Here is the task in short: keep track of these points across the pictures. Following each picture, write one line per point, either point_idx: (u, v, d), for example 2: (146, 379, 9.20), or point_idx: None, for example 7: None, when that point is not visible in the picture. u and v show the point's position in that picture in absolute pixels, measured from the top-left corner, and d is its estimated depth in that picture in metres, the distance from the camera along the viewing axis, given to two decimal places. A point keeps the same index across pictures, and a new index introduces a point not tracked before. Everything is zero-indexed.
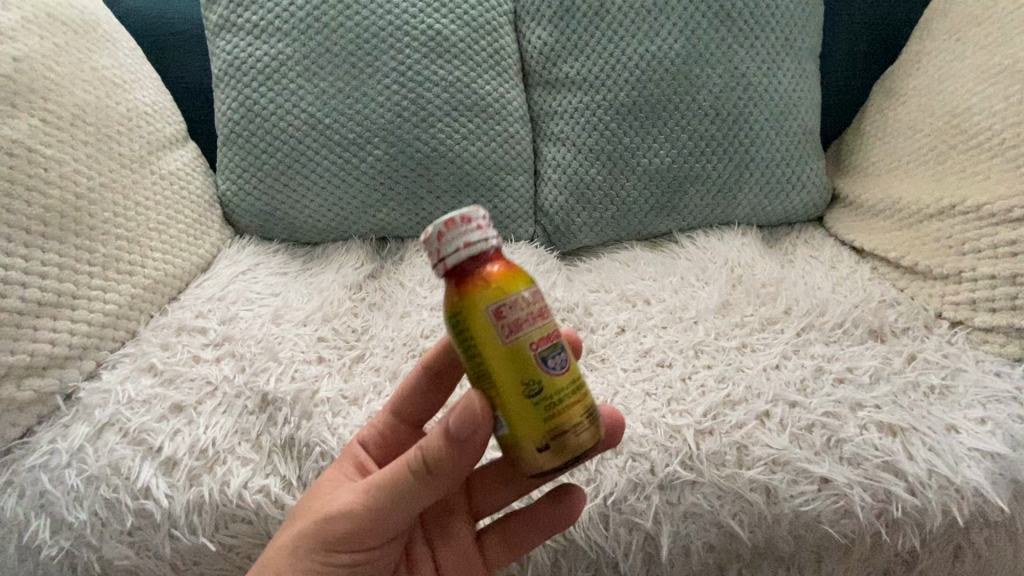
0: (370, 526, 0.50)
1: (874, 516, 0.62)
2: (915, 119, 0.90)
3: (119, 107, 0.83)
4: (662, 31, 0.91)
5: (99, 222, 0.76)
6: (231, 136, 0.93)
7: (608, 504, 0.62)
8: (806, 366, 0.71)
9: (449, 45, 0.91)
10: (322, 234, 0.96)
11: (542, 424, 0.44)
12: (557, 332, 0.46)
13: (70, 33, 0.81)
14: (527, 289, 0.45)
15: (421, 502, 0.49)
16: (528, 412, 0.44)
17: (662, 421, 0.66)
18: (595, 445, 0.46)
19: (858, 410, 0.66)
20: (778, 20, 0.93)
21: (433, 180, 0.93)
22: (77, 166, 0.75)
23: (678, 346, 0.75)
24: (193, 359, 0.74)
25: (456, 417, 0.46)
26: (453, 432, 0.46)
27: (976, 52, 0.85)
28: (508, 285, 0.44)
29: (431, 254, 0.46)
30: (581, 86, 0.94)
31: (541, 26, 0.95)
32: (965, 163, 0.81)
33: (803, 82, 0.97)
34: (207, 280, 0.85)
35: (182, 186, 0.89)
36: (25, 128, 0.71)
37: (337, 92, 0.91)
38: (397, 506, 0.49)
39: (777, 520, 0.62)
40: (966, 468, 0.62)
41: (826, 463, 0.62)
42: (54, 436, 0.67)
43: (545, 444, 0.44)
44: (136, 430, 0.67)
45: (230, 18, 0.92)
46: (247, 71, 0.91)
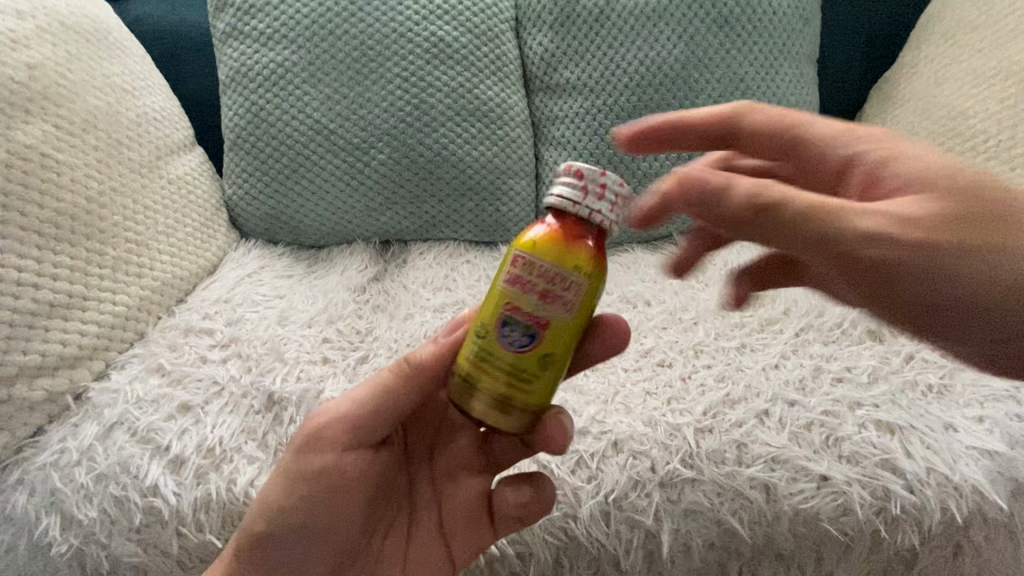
0: (359, 432, 0.56)
1: (874, 514, 0.62)
2: (911, 122, 0.91)
3: (129, 113, 0.85)
4: (661, 37, 0.93)
5: (109, 225, 0.77)
6: (237, 141, 0.95)
7: (609, 502, 0.63)
8: (805, 365, 0.72)
9: (452, 52, 0.93)
10: (326, 237, 0.97)
11: (474, 365, 0.48)
12: (549, 327, 0.46)
13: (82, 41, 0.83)
14: (580, 278, 0.46)
15: (404, 405, 0.56)
16: (473, 347, 0.48)
17: (662, 419, 0.67)
18: (507, 430, 0.49)
19: (856, 409, 0.67)
20: (776, 26, 0.95)
21: (436, 184, 0.95)
22: (89, 170, 0.77)
23: (678, 346, 0.76)
24: (200, 360, 0.75)
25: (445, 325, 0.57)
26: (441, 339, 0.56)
27: (971, 56, 0.86)
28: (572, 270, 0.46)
29: (565, 173, 0.48)
30: (581, 91, 0.96)
31: (543, 33, 0.97)
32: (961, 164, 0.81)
33: (801, 86, 0.98)
34: (214, 282, 0.87)
35: (189, 190, 0.91)
36: (38, 134, 0.72)
37: (342, 98, 0.92)
38: (382, 407, 0.56)
39: (777, 518, 0.63)
40: (964, 465, 0.62)
41: (825, 461, 0.63)
42: (65, 434, 0.68)
43: (466, 385, 0.49)
44: (144, 429, 0.68)
45: (237, 26, 0.94)
46: (253, 77, 0.93)
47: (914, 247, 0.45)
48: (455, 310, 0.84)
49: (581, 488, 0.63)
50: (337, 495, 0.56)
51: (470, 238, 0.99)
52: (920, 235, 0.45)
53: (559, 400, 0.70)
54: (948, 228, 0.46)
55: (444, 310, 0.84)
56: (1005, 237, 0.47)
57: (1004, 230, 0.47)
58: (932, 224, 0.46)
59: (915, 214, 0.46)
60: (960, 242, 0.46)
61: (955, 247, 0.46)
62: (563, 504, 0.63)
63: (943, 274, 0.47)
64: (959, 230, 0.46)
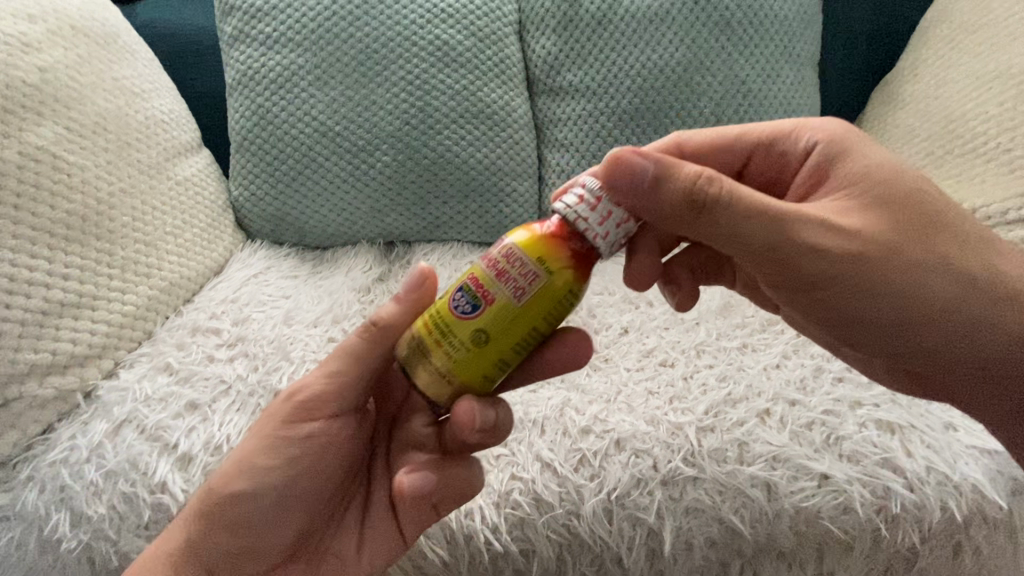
0: (330, 394, 0.57)
1: (874, 512, 0.63)
2: (911, 124, 0.92)
3: (138, 115, 0.87)
4: (663, 40, 0.94)
5: (118, 226, 0.78)
6: (244, 143, 0.96)
7: (612, 499, 0.64)
8: (806, 365, 0.72)
9: (456, 55, 0.94)
10: (331, 238, 0.98)
11: (426, 317, 0.50)
12: (493, 305, 0.47)
13: (92, 45, 0.84)
14: (539, 271, 0.47)
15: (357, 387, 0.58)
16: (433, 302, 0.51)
17: (664, 418, 0.68)
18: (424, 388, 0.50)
19: (857, 408, 0.67)
20: (777, 30, 0.96)
21: (439, 186, 0.96)
22: (99, 172, 0.78)
23: (680, 346, 0.76)
24: (208, 359, 0.76)
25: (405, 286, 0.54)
26: (403, 299, 0.54)
27: (971, 58, 0.87)
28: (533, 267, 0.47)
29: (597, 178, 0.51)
30: (584, 94, 0.97)
31: (546, 36, 0.98)
32: (960, 166, 0.82)
33: (802, 89, 0.99)
34: (221, 282, 0.88)
35: (197, 191, 0.92)
36: (50, 136, 0.74)
37: (347, 101, 0.93)
38: (351, 369, 0.57)
39: (778, 516, 0.63)
40: (963, 464, 0.63)
41: (826, 459, 0.64)
42: (75, 432, 0.69)
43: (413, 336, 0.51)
44: (153, 427, 0.69)
45: (244, 30, 0.95)
46: (260, 80, 0.94)
47: (848, 256, 0.53)
48: None
49: (584, 486, 0.64)
50: (304, 455, 0.57)
51: (473, 239, 1.00)
52: (855, 246, 0.53)
53: (562, 399, 0.71)
54: (879, 243, 0.53)
55: None
56: (929, 257, 0.55)
57: (928, 249, 0.55)
58: (865, 239, 0.53)
59: (852, 229, 0.53)
60: (889, 257, 0.54)
61: (887, 261, 0.54)
62: (566, 501, 0.64)
63: (875, 283, 0.54)
64: (890, 248, 0.54)
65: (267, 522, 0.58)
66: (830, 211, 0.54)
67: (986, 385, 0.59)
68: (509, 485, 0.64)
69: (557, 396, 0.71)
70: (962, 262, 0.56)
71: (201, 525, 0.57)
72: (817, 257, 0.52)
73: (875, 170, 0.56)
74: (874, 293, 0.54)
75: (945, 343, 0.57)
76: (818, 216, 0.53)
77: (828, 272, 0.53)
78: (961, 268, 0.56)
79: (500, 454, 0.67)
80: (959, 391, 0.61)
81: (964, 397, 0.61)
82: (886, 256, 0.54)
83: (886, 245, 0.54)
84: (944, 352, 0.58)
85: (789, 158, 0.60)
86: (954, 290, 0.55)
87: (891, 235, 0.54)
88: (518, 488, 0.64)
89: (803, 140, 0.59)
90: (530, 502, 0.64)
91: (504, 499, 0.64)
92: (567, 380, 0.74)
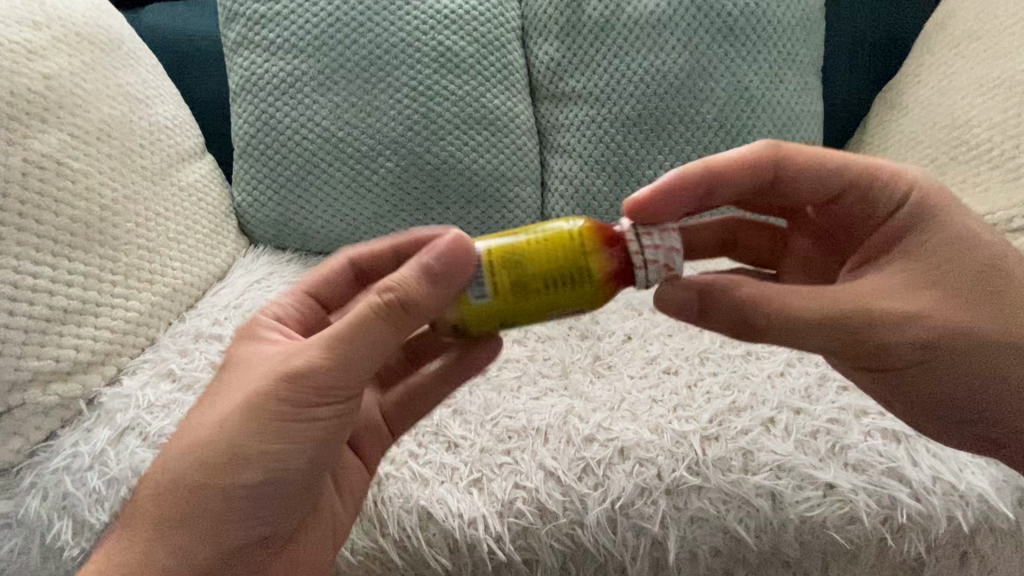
0: (288, 383, 0.50)
1: (880, 522, 0.62)
2: (915, 131, 0.91)
3: (142, 122, 0.87)
4: (666, 46, 0.94)
5: (122, 232, 0.78)
6: (247, 149, 0.96)
7: (616, 509, 0.63)
8: (810, 373, 0.72)
9: (459, 61, 0.94)
10: (334, 244, 0.98)
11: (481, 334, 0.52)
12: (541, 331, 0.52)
13: (96, 51, 0.84)
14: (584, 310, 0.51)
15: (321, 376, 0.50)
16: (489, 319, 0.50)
17: (668, 427, 0.67)
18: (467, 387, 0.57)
19: (862, 417, 0.67)
20: (780, 36, 0.96)
21: (442, 191, 0.96)
22: (102, 178, 0.78)
23: (684, 353, 0.76)
24: (211, 365, 0.76)
25: (434, 254, 0.48)
26: (429, 266, 0.49)
27: (975, 65, 0.86)
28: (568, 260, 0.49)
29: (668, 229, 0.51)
30: (586, 100, 0.97)
31: (549, 42, 0.98)
32: (965, 173, 0.82)
33: (804, 95, 0.99)
34: (223, 289, 0.88)
35: (200, 197, 0.92)
36: (54, 143, 0.74)
37: (350, 107, 0.93)
38: (323, 352, 0.50)
39: (784, 526, 0.63)
40: (970, 474, 0.63)
41: (831, 469, 0.63)
42: (78, 439, 0.69)
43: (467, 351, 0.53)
44: (156, 435, 0.69)
45: (248, 36, 0.95)
46: (263, 86, 0.94)
47: (910, 337, 0.54)
48: None
49: (588, 495, 0.63)
50: (259, 453, 0.50)
51: None
52: (921, 328, 0.54)
53: (565, 407, 0.70)
54: (942, 327, 0.55)
55: None
56: (993, 330, 0.56)
57: (993, 325, 0.56)
58: (927, 322, 0.55)
59: (917, 314, 0.55)
60: (950, 337, 0.55)
61: (948, 344, 0.55)
62: (570, 510, 0.63)
63: (934, 360, 0.56)
64: (951, 327, 0.55)
65: (279, 519, 0.54)
66: (896, 294, 0.55)
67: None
68: (512, 494, 0.64)
69: (560, 404, 0.71)
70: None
71: (153, 528, 0.52)
72: (880, 344, 0.54)
73: (945, 247, 0.57)
74: (931, 369, 0.56)
75: (1001, 406, 0.58)
76: (882, 299, 0.55)
77: (887, 351, 0.55)
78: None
79: (503, 462, 0.66)
80: (1019, 450, 0.60)
81: (1021, 458, 0.60)
82: (947, 335, 0.55)
83: (947, 322, 0.55)
84: (998, 411, 0.58)
85: (877, 209, 0.60)
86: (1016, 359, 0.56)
87: (954, 316, 0.55)
88: (521, 497, 0.64)
89: (895, 196, 0.59)
90: (533, 512, 0.63)
91: (507, 508, 0.64)
92: (570, 388, 0.74)
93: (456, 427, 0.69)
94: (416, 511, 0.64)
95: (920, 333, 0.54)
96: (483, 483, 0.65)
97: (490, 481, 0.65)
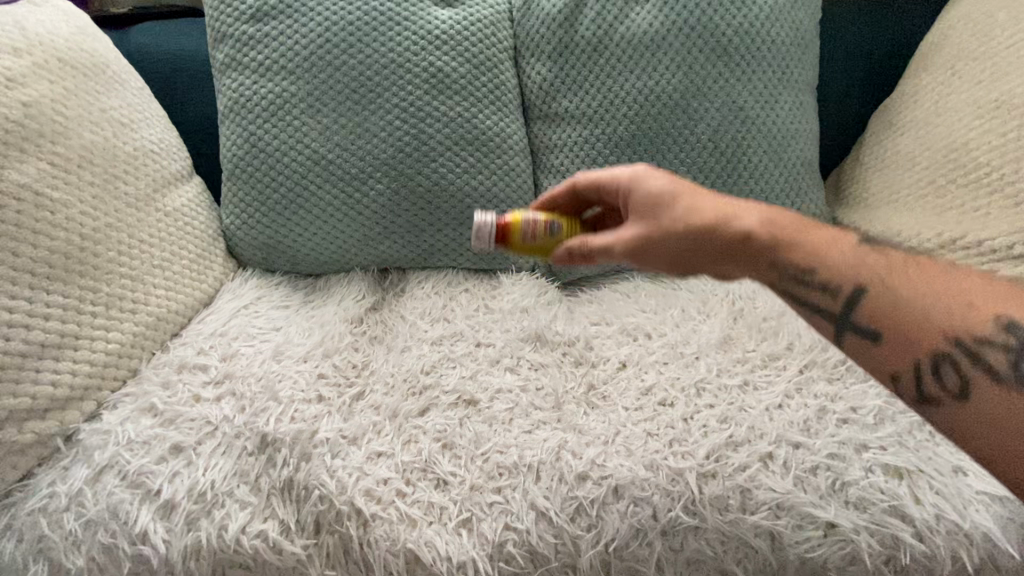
0: None
1: (881, 562, 0.62)
2: (913, 151, 0.90)
3: (126, 147, 0.85)
4: (661, 67, 0.93)
5: (104, 262, 0.77)
6: (235, 171, 0.95)
7: (609, 551, 0.64)
8: (809, 405, 0.71)
9: (451, 82, 0.92)
10: (323, 266, 0.97)
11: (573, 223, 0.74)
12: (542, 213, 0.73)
13: (79, 76, 0.82)
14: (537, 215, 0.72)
15: None
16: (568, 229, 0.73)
17: (664, 463, 0.66)
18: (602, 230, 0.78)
19: (863, 452, 0.66)
20: (776, 55, 0.94)
21: (433, 213, 0.94)
22: (83, 207, 0.76)
23: (680, 384, 0.75)
24: (194, 398, 0.74)
25: None
26: None
27: (972, 87, 0.85)
28: (550, 220, 0.73)
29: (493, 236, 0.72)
30: (581, 120, 0.96)
31: (541, 62, 0.97)
32: (965, 196, 0.82)
33: (800, 114, 0.98)
34: (209, 315, 0.86)
35: (186, 222, 0.91)
36: (32, 172, 0.72)
37: (340, 129, 0.92)
38: None
39: (782, 567, 0.63)
40: (974, 511, 0.61)
41: (832, 507, 0.62)
42: (53, 478, 0.66)
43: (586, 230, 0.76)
44: (135, 473, 0.66)
45: (236, 57, 0.94)
46: (251, 108, 0.93)
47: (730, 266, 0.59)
48: (452, 342, 0.83)
49: (581, 537, 0.64)
50: None
51: (469, 267, 0.98)
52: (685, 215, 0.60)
53: (558, 441, 0.69)
54: (686, 229, 0.59)
55: (441, 342, 0.83)
56: (701, 215, 0.59)
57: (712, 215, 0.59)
58: (682, 204, 0.60)
59: (685, 211, 0.60)
60: (710, 242, 0.59)
61: (750, 252, 0.58)
62: (562, 554, 0.64)
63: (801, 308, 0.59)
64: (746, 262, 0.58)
65: None
66: (667, 195, 0.62)
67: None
68: (503, 536, 0.64)
69: (553, 438, 0.70)
70: (776, 225, 0.59)
71: None
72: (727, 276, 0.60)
73: (697, 195, 0.61)
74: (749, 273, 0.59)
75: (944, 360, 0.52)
76: (644, 217, 0.62)
77: (693, 254, 0.59)
78: (803, 248, 0.57)
79: (493, 502, 0.66)
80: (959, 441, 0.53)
81: (1003, 436, 0.49)
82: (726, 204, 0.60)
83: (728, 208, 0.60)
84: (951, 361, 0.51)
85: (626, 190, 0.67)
86: (824, 263, 0.57)
87: (708, 214, 0.59)
88: (511, 540, 0.64)
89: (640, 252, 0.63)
90: (524, 555, 0.64)
91: (498, 551, 0.64)
92: (564, 421, 0.72)
93: (445, 463, 0.69)
94: (403, 554, 0.64)
95: (651, 190, 0.63)
96: (473, 524, 0.65)
97: (480, 521, 0.65)
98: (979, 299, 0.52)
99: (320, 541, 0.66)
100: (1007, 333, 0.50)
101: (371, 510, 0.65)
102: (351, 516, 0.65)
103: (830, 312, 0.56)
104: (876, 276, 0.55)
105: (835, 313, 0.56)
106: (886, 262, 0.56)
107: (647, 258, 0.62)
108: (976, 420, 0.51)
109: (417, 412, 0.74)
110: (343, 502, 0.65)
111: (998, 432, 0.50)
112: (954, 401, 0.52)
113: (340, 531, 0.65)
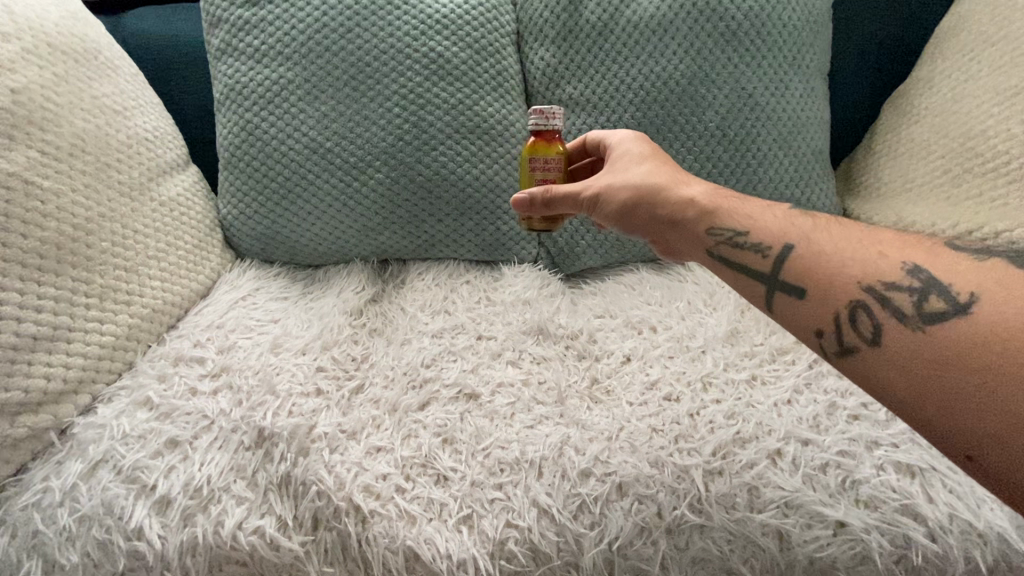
0: None
1: (892, 562, 0.60)
2: (928, 139, 0.87)
3: (119, 134, 0.83)
4: (669, 52, 0.90)
5: (97, 252, 0.75)
6: (232, 159, 0.93)
7: (613, 550, 0.62)
8: (818, 401, 0.69)
9: (452, 68, 0.90)
10: (323, 257, 0.96)
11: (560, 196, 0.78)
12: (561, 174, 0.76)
13: (70, 62, 0.80)
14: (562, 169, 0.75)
15: None
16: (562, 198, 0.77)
17: (670, 461, 0.65)
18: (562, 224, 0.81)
19: (874, 449, 0.64)
20: (788, 39, 0.91)
21: (433, 203, 0.92)
22: (75, 197, 0.74)
23: (685, 378, 0.73)
24: (190, 392, 0.73)
25: None
26: None
27: (991, 72, 0.82)
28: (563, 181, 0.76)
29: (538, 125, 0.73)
30: (586, 107, 0.93)
31: (545, 47, 0.94)
32: (981, 186, 0.79)
33: (812, 102, 0.95)
34: (206, 306, 0.85)
35: (182, 212, 0.89)
36: (22, 160, 0.69)
37: (338, 116, 0.90)
38: None
39: (791, 567, 0.61)
40: (988, 511, 0.59)
41: (841, 506, 0.61)
42: (47, 473, 0.65)
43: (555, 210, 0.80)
44: (130, 468, 0.65)
45: (232, 42, 0.91)
46: (248, 95, 0.91)
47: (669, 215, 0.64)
48: (454, 334, 0.82)
49: (584, 535, 0.63)
50: None
51: (470, 258, 0.97)
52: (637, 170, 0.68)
53: (561, 437, 0.68)
54: (638, 185, 0.66)
55: (442, 335, 0.82)
56: (651, 171, 0.67)
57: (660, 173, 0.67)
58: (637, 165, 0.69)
59: (642, 172, 0.68)
60: (655, 201, 0.65)
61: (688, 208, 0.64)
62: (565, 552, 0.63)
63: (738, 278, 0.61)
64: (686, 218, 0.64)
65: None
66: (630, 157, 0.71)
67: (1005, 402, 0.41)
68: (505, 534, 0.63)
69: (555, 433, 0.68)
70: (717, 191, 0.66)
71: None
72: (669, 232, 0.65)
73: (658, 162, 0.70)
74: (688, 231, 0.64)
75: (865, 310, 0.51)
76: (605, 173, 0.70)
77: (638, 200, 0.65)
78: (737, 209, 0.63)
79: (494, 498, 0.64)
80: (876, 395, 0.49)
81: (906, 376, 0.47)
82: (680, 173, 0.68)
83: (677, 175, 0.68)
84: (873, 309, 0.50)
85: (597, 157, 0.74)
86: (753, 226, 0.61)
87: (655, 178, 0.66)
88: (513, 537, 0.63)
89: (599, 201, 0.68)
90: (526, 553, 0.63)
91: (500, 549, 0.62)
92: (566, 416, 0.71)
93: (445, 458, 0.67)
94: (402, 551, 0.62)
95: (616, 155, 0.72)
96: (474, 521, 0.64)
97: (480, 518, 0.64)
98: (890, 250, 0.53)
99: (318, 538, 0.64)
100: (911, 276, 0.50)
101: (369, 507, 0.63)
102: (349, 512, 0.63)
103: (759, 271, 0.58)
104: (800, 235, 0.57)
105: (764, 273, 0.58)
106: (810, 226, 0.58)
107: (601, 204, 0.68)
108: (892, 368, 0.48)
109: (417, 406, 0.73)
110: (341, 498, 0.64)
111: (915, 376, 0.46)
112: (869, 346, 0.50)
113: (338, 528, 0.64)
